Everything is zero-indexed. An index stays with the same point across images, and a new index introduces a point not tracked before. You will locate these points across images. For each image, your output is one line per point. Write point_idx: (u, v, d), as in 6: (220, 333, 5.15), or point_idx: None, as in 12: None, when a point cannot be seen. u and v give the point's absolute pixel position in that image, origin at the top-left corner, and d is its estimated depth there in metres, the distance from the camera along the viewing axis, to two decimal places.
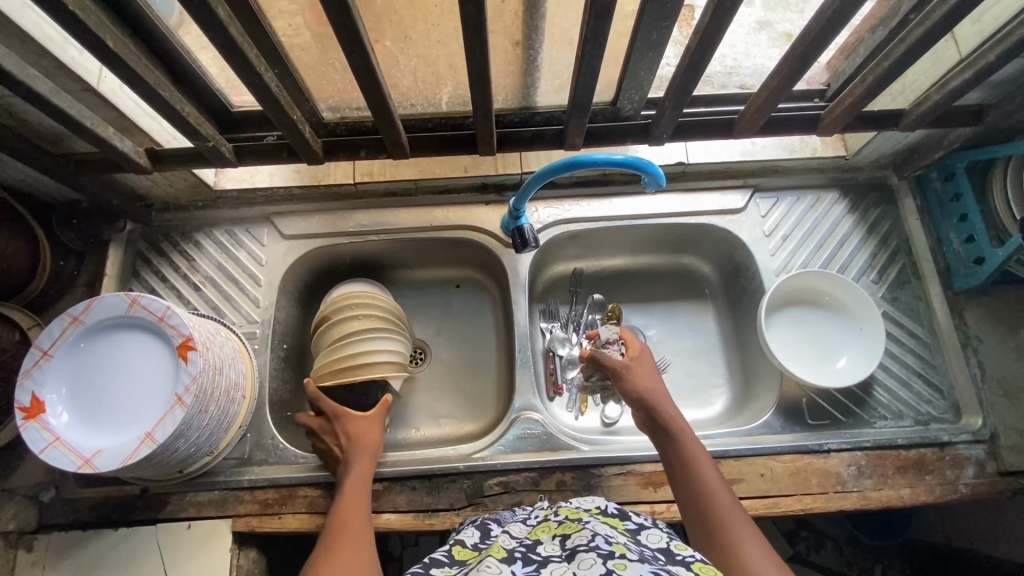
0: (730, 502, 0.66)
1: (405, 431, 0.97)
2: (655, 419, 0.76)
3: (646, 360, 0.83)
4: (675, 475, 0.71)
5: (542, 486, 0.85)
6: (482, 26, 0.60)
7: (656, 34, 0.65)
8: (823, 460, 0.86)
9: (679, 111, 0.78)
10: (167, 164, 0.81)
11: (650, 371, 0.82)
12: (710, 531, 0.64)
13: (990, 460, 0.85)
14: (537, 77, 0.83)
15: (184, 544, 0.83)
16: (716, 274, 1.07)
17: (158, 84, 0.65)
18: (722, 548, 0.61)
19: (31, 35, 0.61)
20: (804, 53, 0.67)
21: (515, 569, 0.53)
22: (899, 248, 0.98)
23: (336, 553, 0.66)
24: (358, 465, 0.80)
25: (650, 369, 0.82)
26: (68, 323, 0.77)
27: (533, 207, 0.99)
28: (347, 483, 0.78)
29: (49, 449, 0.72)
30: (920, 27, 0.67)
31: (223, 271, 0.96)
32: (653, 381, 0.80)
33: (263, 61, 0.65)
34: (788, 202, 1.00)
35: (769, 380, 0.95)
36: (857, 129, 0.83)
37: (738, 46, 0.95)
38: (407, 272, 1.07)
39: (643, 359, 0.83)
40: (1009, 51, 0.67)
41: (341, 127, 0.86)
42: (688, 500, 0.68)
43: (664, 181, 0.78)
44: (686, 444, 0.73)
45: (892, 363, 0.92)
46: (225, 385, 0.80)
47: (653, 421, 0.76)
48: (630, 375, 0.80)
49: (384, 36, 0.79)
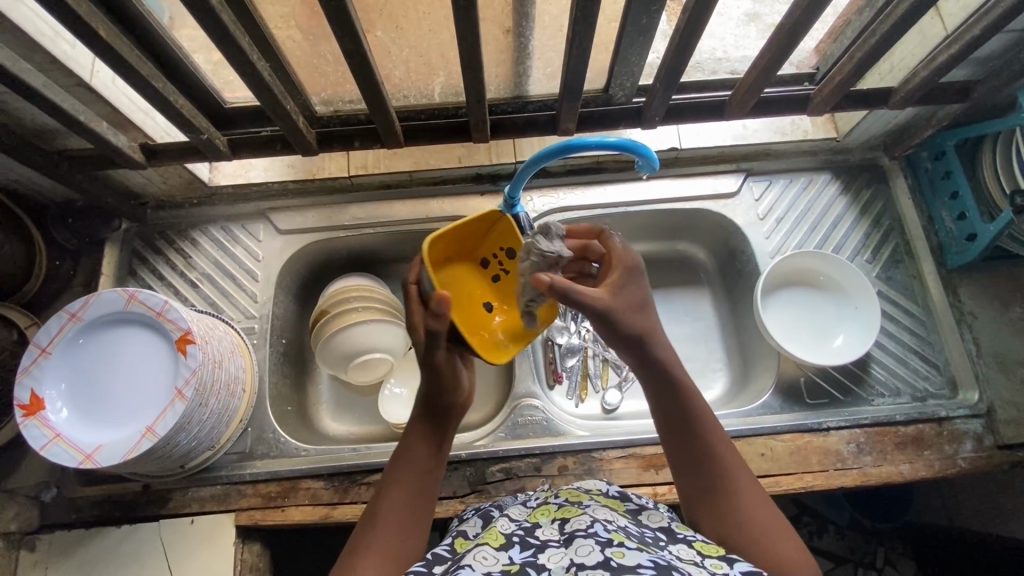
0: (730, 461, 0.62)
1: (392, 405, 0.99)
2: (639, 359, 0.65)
3: (634, 281, 0.66)
4: (664, 429, 0.65)
5: (544, 472, 0.86)
6: (472, 10, 0.60)
7: (646, 19, 0.65)
8: (823, 438, 0.87)
9: (669, 94, 0.79)
10: (161, 160, 0.81)
11: (635, 300, 0.65)
12: (708, 502, 0.61)
13: (988, 435, 0.86)
14: (528, 65, 0.84)
15: (187, 539, 0.83)
16: (711, 259, 1.08)
17: (151, 75, 0.66)
18: (722, 517, 0.59)
19: (24, 30, 0.61)
20: (791, 33, 0.68)
21: (512, 556, 0.54)
22: (892, 228, 0.98)
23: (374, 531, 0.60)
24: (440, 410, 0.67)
25: (643, 290, 0.66)
26: (66, 320, 0.77)
27: (528, 197, 0.99)
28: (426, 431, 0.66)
29: (50, 445, 0.72)
30: (905, 3, 0.68)
31: (220, 267, 0.96)
32: (641, 310, 0.65)
33: (255, 51, 0.65)
34: (781, 185, 1.00)
35: (767, 361, 0.95)
36: (846, 108, 0.84)
37: (727, 37, 0.95)
38: (406, 265, 1.08)
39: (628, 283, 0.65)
40: (994, 24, 0.68)
41: (333, 120, 0.85)
42: (683, 463, 0.63)
43: (657, 163, 0.77)
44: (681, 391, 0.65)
45: (888, 342, 0.93)
46: (225, 378, 0.80)
47: (640, 362, 0.65)
48: (637, 307, 0.65)
49: (376, 27, 0.80)
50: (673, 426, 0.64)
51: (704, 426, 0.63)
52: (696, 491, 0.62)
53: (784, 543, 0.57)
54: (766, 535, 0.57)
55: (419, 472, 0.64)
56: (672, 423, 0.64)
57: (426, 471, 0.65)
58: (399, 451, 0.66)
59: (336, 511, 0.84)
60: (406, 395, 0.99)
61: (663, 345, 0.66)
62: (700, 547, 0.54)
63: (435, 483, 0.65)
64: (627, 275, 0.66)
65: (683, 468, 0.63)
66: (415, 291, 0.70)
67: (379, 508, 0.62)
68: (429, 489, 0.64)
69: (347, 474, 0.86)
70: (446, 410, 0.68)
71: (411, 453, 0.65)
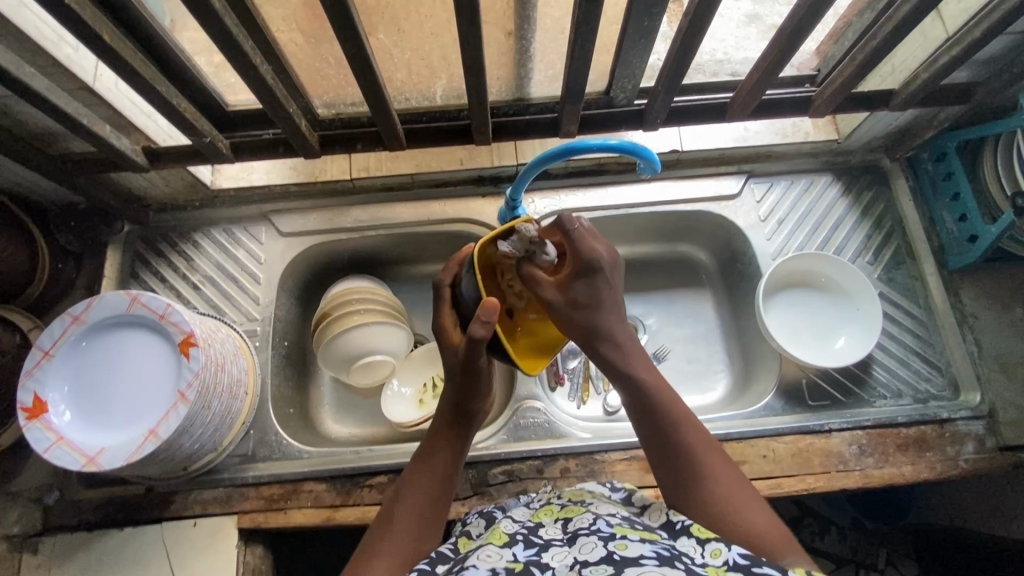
0: (701, 440, 0.62)
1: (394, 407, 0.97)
2: (597, 346, 0.65)
3: (591, 275, 0.65)
4: (630, 414, 0.65)
5: (546, 474, 0.86)
6: (475, 13, 0.60)
7: (647, 21, 0.65)
8: (825, 440, 0.87)
9: (671, 97, 0.79)
10: (163, 162, 0.81)
11: (589, 297, 0.65)
12: (681, 480, 0.60)
13: (989, 436, 0.86)
14: (530, 68, 0.85)
15: (191, 541, 0.83)
16: (713, 261, 1.08)
17: (154, 79, 0.66)
18: (698, 494, 0.58)
19: (27, 34, 0.61)
20: (792, 35, 0.68)
21: (516, 552, 0.54)
22: (893, 229, 0.98)
23: (394, 524, 0.61)
24: (463, 410, 0.68)
25: (603, 282, 0.65)
26: (69, 322, 0.77)
27: (530, 199, 1.00)
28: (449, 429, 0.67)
29: (53, 448, 0.72)
30: (906, 6, 0.68)
31: (222, 270, 0.97)
32: (597, 303, 0.65)
33: (259, 54, 0.66)
34: (782, 187, 1.01)
35: (769, 363, 0.95)
36: (848, 110, 0.84)
37: (728, 39, 0.95)
38: (408, 267, 1.08)
39: (583, 279, 0.65)
40: (995, 27, 0.68)
41: (335, 122, 0.84)
42: (656, 452, 0.62)
43: (659, 166, 0.79)
44: (644, 376, 0.64)
45: (890, 343, 0.93)
46: (228, 381, 0.80)
47: (598, 352, 0.65)
48: (586, 298, 0.65)
49: (377, 30, 0.83)
50: (639, 410, 0.64)
51: (670, 408, 0.63)
52: (667, 470, 0.61)
53: (764, 520, 0.56)
54: (743, 512, 0.56)
55: (438, 476, 0.64)
56: (638, 407, 0.64)
57: (446, 476, 0.65)
58: (421, 454, 0.66)
59: (338, 513, 0.84)
60: (411, 394, 0.99)
61: (619, 333, 0.65)
62: (698, 535, 0.54)
63: (453, 489, 0.66)
64: (582, 272, 0.65)
65: (653, 450, 0.63)
66: (447, 292, 0.72)
67: (396, 508, 0.62)
68: (447, 495, 0.65)
69: (350, 477, 0.86)
70: (471, 416, 0.68)
71: (433, 456, 0.66)
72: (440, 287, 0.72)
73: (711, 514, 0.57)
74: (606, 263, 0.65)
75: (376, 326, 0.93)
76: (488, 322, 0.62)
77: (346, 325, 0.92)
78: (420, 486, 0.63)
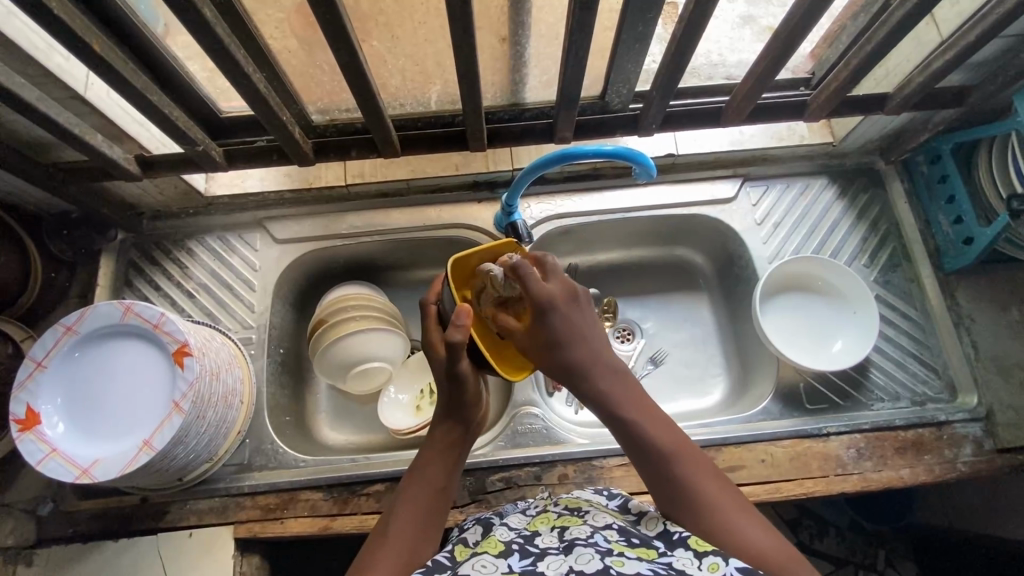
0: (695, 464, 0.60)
1: (390, 414, 0.97)
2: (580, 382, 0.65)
3: (558, 311, 0.64)
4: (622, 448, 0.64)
5: (545, 480, 0.85)
6: (469, 19, 0.60)
7: (642, 26, 0.65)
8: (823, 444, 0.86)
9: (666, 101, 0.79)
10: (156, 170, 0.81)
11: (555, 337, 0.64)
12: (679, 510, 0.59)
13: (987, 438, 0.86)
14: (525, 73, 0.83)
15: (185, 553, 0.82)
16: (709, 265, 1.08)
17: (146, 88, 0.65)
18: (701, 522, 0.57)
19: (17, 43, 0.61)
20: (787, 40, 0.68)
21: (511, 563, 0.53)
22: (889, 232, 0.98)
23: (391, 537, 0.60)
24: (455, 420, 0.68)
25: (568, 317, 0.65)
26: (61, 333, 0.76)
27: (526, 204, 0.99)
28: (441, 439, 0.67)
29: (46, 460, 0.71)
30: (899, 11, 0.69)
31: (217, 277, 0.96)
32: (573, 336, 0.65)
33: (251, 63, 0.65)
34: (778, 190, 1.01)
35: (767, 366, 0.95)
36: (843, 114, 0.84)
37: (723, 41, 0.93)
38: (404, 273, 1.08)
39: (547, 320, 0.64)
40: (989, 31, 0.68)
41: (330, 129, 0.84)
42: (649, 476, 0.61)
43: (654, 171, 0.79)
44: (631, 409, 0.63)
45: (887, 346, 0.93)
46: (222, 390, 0.79)
47: (581, 390, 0.65)
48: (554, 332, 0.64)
49: (371, 36, 0.78)
50: (629, 443, 0.63)
51: (662, 435, 0.62)
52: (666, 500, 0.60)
53: (763, 537, 0.55)
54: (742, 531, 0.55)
55: (433, 489, 0.64)
56: (629, 436, 0.63)
57: (441, 490, 0.64)
58: (416, 467, 0.66)
59: (335, 522, 0.84)
60: (408, 401, 0.99)
61: (597, 367, 0.65)
62: (695, 547, 0.53)
63: (447, 504, 0.65)
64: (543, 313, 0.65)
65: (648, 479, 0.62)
66: (433, 309, 0.73)
67: (391, 522, 0.61)
68: (441, 511, 0.64)
69: (347, 485, 0.85)
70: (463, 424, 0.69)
71: (428, 468, 0.65)
72: (426, 306, 0.74)
73: (713, 541, 0.56)
74: (562, 299, 0.65)
75: (364, 334, 0.92)
76: (461, 326, 0.65)
77: (335, 336, 0.91)
78: (416, 497, 0.63)
